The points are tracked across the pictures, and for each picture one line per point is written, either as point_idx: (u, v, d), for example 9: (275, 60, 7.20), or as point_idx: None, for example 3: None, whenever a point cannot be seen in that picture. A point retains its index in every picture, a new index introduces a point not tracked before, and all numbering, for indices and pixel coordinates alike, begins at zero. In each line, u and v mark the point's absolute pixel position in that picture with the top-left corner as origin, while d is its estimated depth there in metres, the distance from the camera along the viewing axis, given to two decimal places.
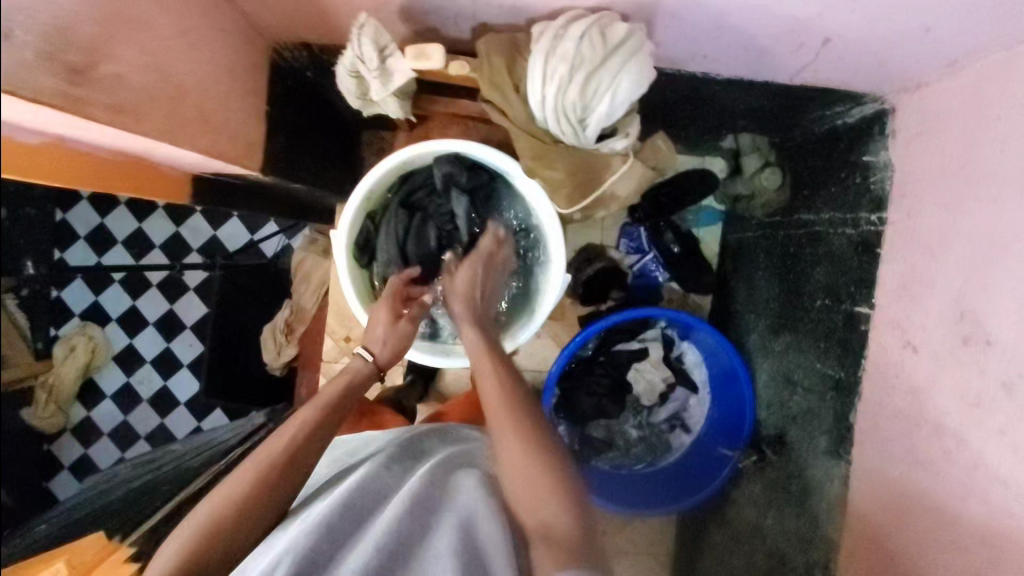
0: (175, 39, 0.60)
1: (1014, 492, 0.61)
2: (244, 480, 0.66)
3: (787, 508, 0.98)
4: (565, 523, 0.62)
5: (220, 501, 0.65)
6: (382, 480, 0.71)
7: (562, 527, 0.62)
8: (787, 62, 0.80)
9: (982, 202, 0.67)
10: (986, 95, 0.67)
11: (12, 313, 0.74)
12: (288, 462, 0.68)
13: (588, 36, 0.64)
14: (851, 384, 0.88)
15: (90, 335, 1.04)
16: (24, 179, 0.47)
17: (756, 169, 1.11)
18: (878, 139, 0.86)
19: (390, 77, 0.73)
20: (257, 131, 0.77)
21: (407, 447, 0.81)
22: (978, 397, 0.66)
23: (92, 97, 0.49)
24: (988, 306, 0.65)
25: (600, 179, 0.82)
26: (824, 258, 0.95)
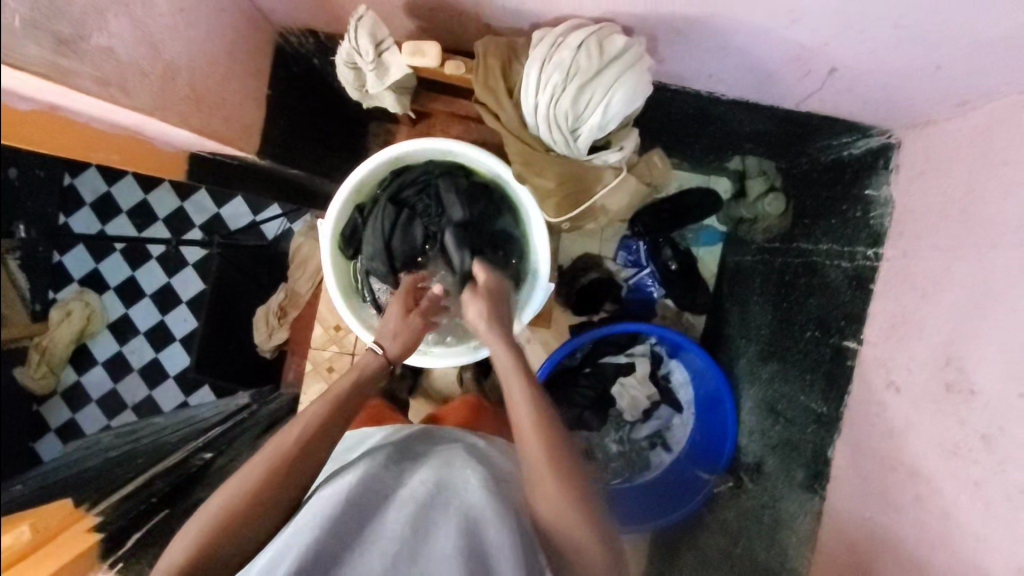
0: (171, 16, 0.60)
1: (985, 547, 0.60)
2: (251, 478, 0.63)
3: (760, 538, 0.97)
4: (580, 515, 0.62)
5: (228, 496, 0.63)
6: (382, 480, 0.71)
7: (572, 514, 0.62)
8: (793, 88, 0.79)
9: (978, 248, 0.65)
10: (992, 140, 0.66)
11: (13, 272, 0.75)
12: (295, 463, 0.65)
13: (585, 46, 0.64)
14: (834, 419, 0.86)
15: (86, 301, 0.97)
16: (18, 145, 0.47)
17: (761, 193, 1.10)
18: (881, 173, 0.84)
19: (387, 70, 0.72)
20: (252, 113, 0.77)
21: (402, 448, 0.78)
22: (956, 445, 0.65)
23: (78, 68, 0.49)
24: (974, 354, 0.64)
25: (591, 190, 0.82)
26: (818, 289, 0.94)
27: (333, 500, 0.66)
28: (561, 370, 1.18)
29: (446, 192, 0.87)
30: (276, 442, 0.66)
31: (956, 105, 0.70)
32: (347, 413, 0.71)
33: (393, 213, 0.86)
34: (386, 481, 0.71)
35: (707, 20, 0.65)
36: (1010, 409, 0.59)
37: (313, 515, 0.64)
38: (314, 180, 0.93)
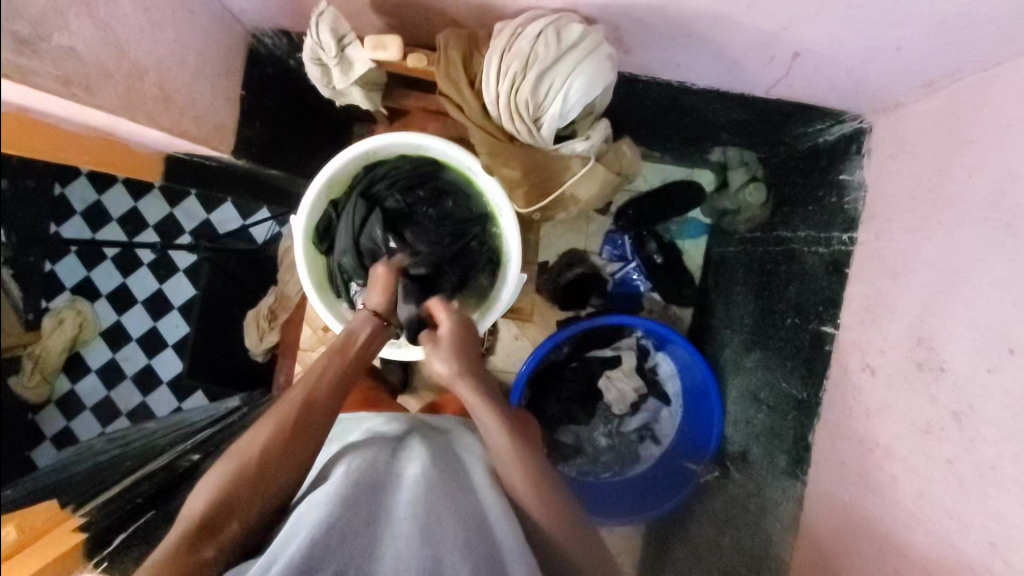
0: (135, 16, 0.61)
1: (958, 524, 0.60)
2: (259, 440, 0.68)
3: (745, 528, 0.97)
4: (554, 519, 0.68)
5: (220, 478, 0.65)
6: (392, 465, 0.69)
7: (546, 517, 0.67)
8: (761, 75, 0.79)
9: (947, 228, 0.66)
10: (958, 119, 0.66)
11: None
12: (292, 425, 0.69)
13: (543, 36, 0.65)
14: (814, 405, 0.87)
15: (78, 309, 0.88)
16: None
17: (742, 183, 1.11)
18: (854, 157, 0.85)
19: (351, 66, 0.74)
20: (224, 112, 0.78)
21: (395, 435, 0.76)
22: (928, 423, 0.65)
23: (41, 68, 0.50)
24: (944, 333, 0.64)
25: (558, 179, 0.82)
26: (797, 276, 0.95)
27: (339, 487, 0.65)
28: (547, 365, 1.19)
29: (415, 194, 0.90)
30: (280, 406, 0.71)
31: (921, 86, 0.71)
32: (342, 380, 0.75)
33: (363, 210, 0.88)
34: (395, 466, 0.69)
35: (669, 9, 0.66)
36: (979, 385, 0.59)
37: (319, 502, 0.63)
38: (292, 181, 0.95)
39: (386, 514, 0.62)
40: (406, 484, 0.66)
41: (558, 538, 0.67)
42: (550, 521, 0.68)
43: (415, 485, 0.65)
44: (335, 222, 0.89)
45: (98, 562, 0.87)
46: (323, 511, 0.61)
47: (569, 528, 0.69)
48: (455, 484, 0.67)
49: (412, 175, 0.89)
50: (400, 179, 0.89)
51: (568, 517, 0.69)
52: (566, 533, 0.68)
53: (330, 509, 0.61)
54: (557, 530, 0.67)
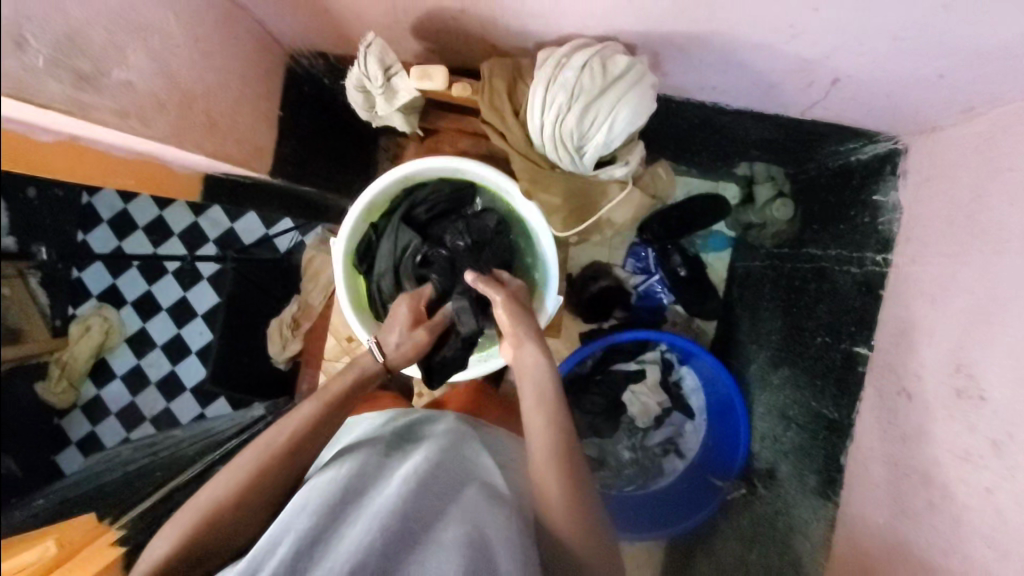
0: (187, 47, 0.62)
1: (996, 554, 0.59)
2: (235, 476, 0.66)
3: (773, 545, 0.97)
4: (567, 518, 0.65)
5: (231, 475, 0.66)
6: (381, 465, 0.70)
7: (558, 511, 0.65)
8: (797, 98, 0.79)
9: (987, 255, 0.65)
10: (999, 146, 0.66)
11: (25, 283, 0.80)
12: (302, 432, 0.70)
13: (589, 66, 0.65)
14: (846, 426, 0.86)
15: (104, 316, 1.06)
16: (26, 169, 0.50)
17: (769, 198, 1.11)
18: (889, 179, 0.84)
19: (396, 94, 0.75)
20: (265, 134, 0.79)
21: (403, 434, 0.78)
22: (967, 451, 0.65)
23: (97, 102, 0.51)
24: (984, 361, 0.64)
25: (596, 205, 0.84)
26: (828, 295, 0.94)
27: (329, 486, 0.65)
28: (573, 377, 1.18)
29: (451, 218, 0.90)
30: (256, 445, 0.68)
31: (959, 111, 0.70)
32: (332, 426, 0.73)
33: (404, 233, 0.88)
34: (385, 466, 0.70)
35: (707, 37, 0.66)
36: (1018, 415, 0.59)
37: (310, 501, 0.63)
38: (325, 197, 0.96)
39: (373, 507, 0.62)
40: (394, 481, 0.66)
41: (573, 540, 0.64)
42: (567, 522, 0.65)
43: (403, 481, 0.65)
44: (376, 246, 0.89)
45: None
46: (312, 509, 0.61)
47: (589, 533, 0.65)
48: (445, 481, 0.67)
49: (450, 198, 0.90)
50: (438, 202, 0.90)
51: (589, 519, 0.66)
52: (586, 535, 0.65)
53: (318, 507, 0.61)
54: (573, 533, 0.64)
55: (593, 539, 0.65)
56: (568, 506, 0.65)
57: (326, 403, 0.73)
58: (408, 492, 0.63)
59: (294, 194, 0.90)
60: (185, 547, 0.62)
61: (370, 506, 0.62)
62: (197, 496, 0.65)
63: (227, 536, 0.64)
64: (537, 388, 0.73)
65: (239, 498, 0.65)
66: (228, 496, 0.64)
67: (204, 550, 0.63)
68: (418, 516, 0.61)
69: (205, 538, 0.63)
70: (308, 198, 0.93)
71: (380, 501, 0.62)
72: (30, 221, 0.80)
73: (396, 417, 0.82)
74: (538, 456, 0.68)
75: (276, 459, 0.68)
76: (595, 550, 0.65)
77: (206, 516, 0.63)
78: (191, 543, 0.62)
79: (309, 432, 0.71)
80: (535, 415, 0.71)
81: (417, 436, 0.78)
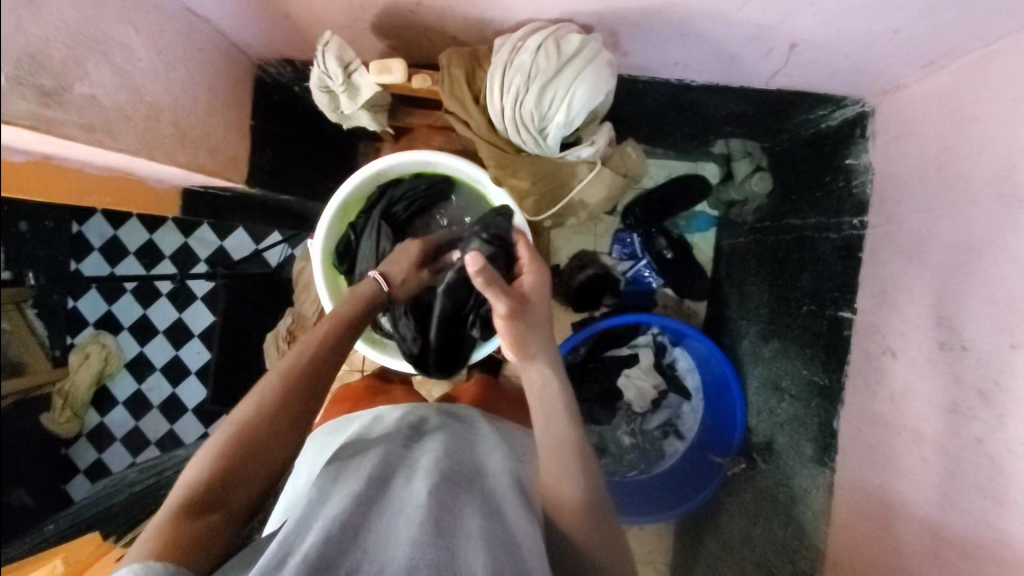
0: (151, 60, 0.62)
1: (990, 502, 0.59)
2: (262, 405, 0.65)
3: (775, 517, 0.97)
4: (574, 520, 0.64)
5: (218, 449, 0.61)
6: (401, 457, 0.69)
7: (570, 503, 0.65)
8: (759, 67, 0.80)
9: (960, 205, 0.66)
10: (963, 96, 0.66)
11: (27, 318, 0.90)
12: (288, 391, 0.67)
13: (543, 48, 0.66)
14: (836, 391, 0.86)
15: (103, 343, 1.16)
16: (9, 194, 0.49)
17: (747, 174, 1.11)
18: (859, 141, 0.85)
19: (358, 91, 0.76)
20: (237, 145, 0.80)
21: (415, 429, 0.77)
22: (954, 402, 0.64)
23: (63, 118, 0.51)
24: (965, 312, 0.64)
25: (568, 186, 0.86)
26: (810, 263, 0.94)
27: (354, 478, 0.64)
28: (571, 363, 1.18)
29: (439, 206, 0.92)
30: (278, 371, 0.69)
31: (922, 66, 0.71)
32: (335, 358, 0.74)
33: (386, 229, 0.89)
34: (404, 457, 0.69)
35: (665, 11, 0.66)
36: (1002, 361, 0.59)
37: (337, 492, 0.62)
38: (303, 204, 0.98)
39: (398, 500, 0.61)
40: (417, 473, 0.65)
41: (575, 531, 0.63)
42: (579, 519, 0.64)
43: (427, 473, 0.64)
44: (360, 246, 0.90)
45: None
46: (339, 500, 0.60)
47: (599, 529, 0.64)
48: (459, 474, 0.66)
49: (427, 194, 0.91)
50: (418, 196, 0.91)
51: (597, 511, 0.65)
52: (592, 531, 0.63)
53: (346, 497, 0.60)
54: (577, 525, 0.63)
55: (600, 533, 0.64)
56: (579, 502, 0.64)
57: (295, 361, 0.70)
58: (434, 484, 0.62)
59: (271, 202, 0.93)
60: (179, 527, 0.54)
61: (395, 498, 0.61)
62: (224, 426, 0.64)
63: (258, 468, 0.62)
64: (549, 389, 0.72)
65: (270, 421, 0.64)
66: (259, 420, 0.64)
67: (236, 479, 0.60)
68: (443, 508, 0.59)
69: (197, 517, 0.56)
70: (285, 205, 0.96)
71: (404, 493, 0.62)
72: (20, 250, 0.80)
73: (409, 413, 0.82)
74: (546, 449, 0.68)
75: (295, 383, 0.68)
76: (601, 548, 0.63)
77: (237, 440, 0.62)
78: (222, 470, 0.60)
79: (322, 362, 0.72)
80: (550, 423, 0.70)
81: (429, 428, 0.78)
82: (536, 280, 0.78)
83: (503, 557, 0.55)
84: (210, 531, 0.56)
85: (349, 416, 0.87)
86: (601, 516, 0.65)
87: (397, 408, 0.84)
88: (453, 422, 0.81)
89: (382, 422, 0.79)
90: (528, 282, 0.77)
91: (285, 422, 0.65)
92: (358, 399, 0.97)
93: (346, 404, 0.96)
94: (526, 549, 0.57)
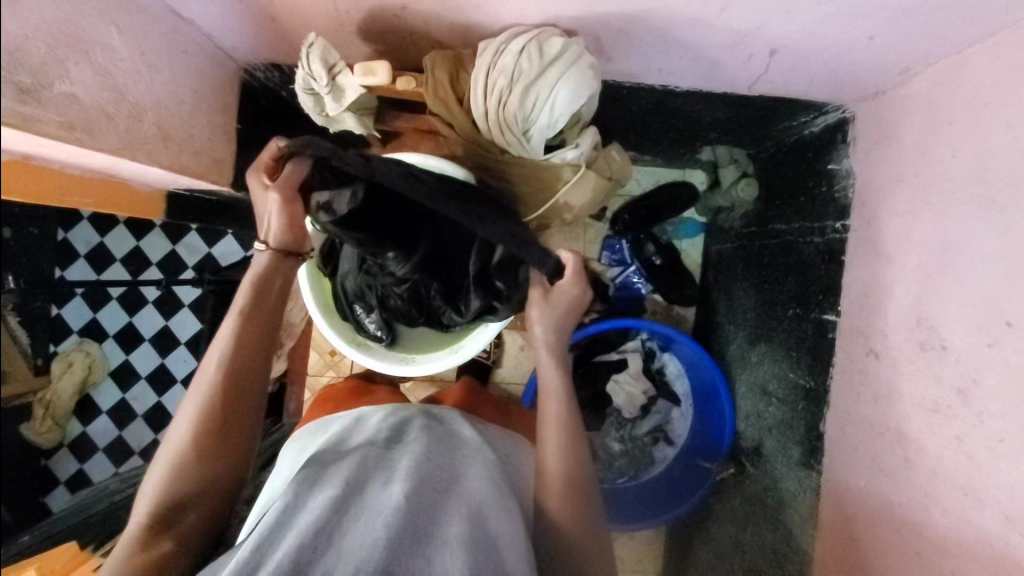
0: (133, 61, 0.62)
1: (971, 501, 0.59)
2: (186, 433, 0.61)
3: (764, 522, 0.96)
4: (559, 504, 0.67)
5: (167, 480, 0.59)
6: (381, 458, 0.68)
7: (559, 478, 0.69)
8: (739, 74, 0.81)
9: (936, 207, 0.67)
10: (938, 101, 0.68)
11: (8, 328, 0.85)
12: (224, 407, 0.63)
13: (526, 51, 0.67)
14: (822, 393, 0.86)
15: (87, 351, 1.14)
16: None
17: (733, 180, 1.14)
18: (841, 146, 0.86)
19: (343, 92, 0.77)
20: (222, 149, 0.81)
21: (397, 428, 0.77)
22: (934, 402, 0.65)
23: (42, 115, 0.51)
24: (942, 312, 0.64)
25: (552, 189, 0.86)
26: (795, 267, 0.95)
27: (332, 480, 0.63)
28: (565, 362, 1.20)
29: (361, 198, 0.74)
30: (201, 385, 0.64)
31: (897, 74, 0.72)
32: (262, 350, 0.67)
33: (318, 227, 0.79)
34: (385, 458, 0.68)
35: (646, 17, 0.67)
36: (980, 359, 0.59)
37: (313, 499, 0.60)
38: None
39: (376, 503, 0.59)
40: (396, 475, 0.64)
41: (561, 517, 0.67)
42: (564, 505, 0.67)
43: (406, 476, 0.63)
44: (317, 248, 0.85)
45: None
46: (315, 505, 0.58)
47: (581, 516, 0.68)
48: (439, 476, 0.65)
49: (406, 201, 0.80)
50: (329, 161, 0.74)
51: (578, 492, 0.69)
52: (575, 515, 0.67)
53: (321, 504, 0.58)
54: (557, 503, 0.67)
55: (579, 513, 0.67)
56: (565, 479, 0.69)
57: (226, 367, 0.64)
58: (413, 488, 0.61)
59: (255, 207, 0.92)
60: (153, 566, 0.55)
61: (372, 500, 0.60)
62: (164, 450, 0.62)
63: (207, 490, 0.61)
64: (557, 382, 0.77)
65: (210, 437, 0.61)
66: (186, 444, 0.60)
67: (186, 505, 0.60)
68: (421, 514, 0.59)
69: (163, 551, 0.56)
70: None
71: (383, 496, 0.60)
72: (5, 259, 0.79)
73: (394, 413, 0.82)
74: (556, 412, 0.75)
75: (217, 400, 0.62)
76: (581, 526, 0.67)
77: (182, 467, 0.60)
78: (167, 500, 0.59)
79: (248, 369, 0.65)
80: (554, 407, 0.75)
81: (412, 427, 0.77)
82: (573, 287, 0.82)
83: (481, 560, 0.56)
84: (167, 559, 0.56)
85: (332, 416, 0.87)
86: (584, 498, 0.69)
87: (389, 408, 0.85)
88: (438, 425, 0.80)
89: (365, 423, 0.79)
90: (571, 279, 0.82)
91: (222, 441, 0.62)
92: (343, 398, 0.97)
93: (332, 402, 0.96)
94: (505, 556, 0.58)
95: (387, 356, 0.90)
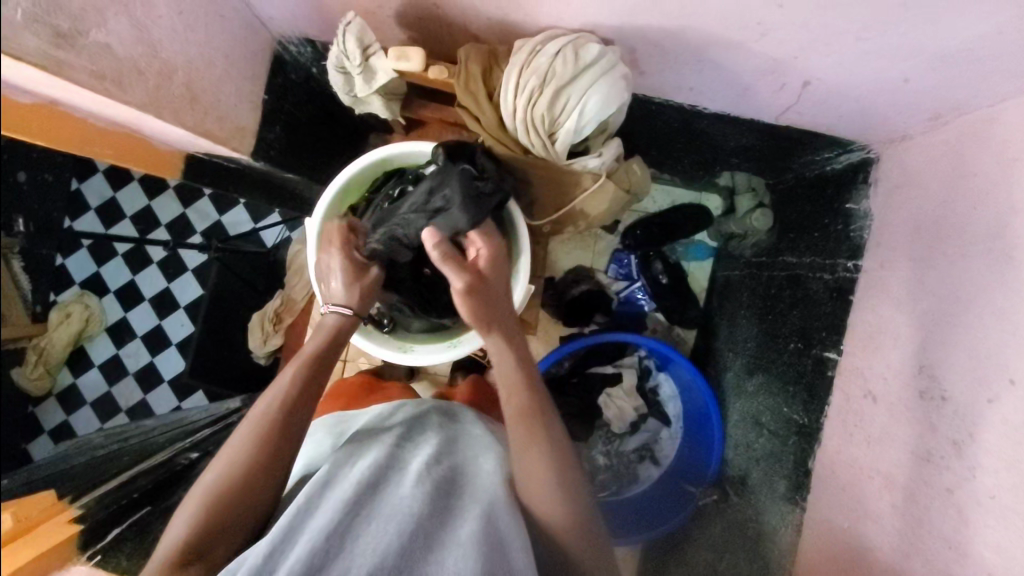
0: (171, 19, 0.63)
1: (954, 554, 0.59)
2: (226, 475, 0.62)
3: (742, 553, 0.95)
4: (579, 545, 0.65)
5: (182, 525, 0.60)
6: (393, 459, 0.69)
7: (558, 509, 0.65)
8: (770, 101, 0.81)
9: (949, 257, 0.67)
10: (964, 152, 0.67)
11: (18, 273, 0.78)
12: (250, 472, 0.63)
13: (562, 54, 0.68)
14: (814, 431, 0.86)
15: (85, 304, 0.93)
16: (9, 130, 0.50)
17: (749, 209, 1.11)
18: (862, 186, 0.86)
19: (373, 74, 0.77)
20: (251, 118, 0.81)
21: (413, 427, 0.79)
22: (928, 451, 0.64)
23: (72, 61, 0.52)
24: (946, 362, 0.64)
25: (572, 195, 0.90)
26: (801, 301, 0.95)
27: (346, 481, 0.64)
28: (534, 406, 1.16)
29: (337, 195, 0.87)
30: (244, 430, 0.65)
31: (927, 119, 0.72)
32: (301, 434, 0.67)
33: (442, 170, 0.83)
34: (396, 460, 0.69)
35: (683, 34, 0.68)
36: (979, 414, 0.59)
37: (326, 501, 0.61)
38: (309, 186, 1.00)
39: (389, 505, 0.60)
40: (407, 478, 0.65)
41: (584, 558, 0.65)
42: (582, 542, 0.66)
43: (417, 479, 0.64)
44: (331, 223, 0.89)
45: (89, 556, 0.86)
46: (329, 508, 0.59)
47: (594, 547, 0.66)
48: (451, 481, 0.66)
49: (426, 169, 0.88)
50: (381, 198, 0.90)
51: (589, 528, 0.67)
52: (559, 482, 0.66)
53: (334, 507, 0.59)
54: (559, 495, 0.66)
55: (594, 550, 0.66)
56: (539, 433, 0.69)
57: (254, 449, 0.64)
58: (424, 492, 0.62)
59: (277, 178, 0.92)
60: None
61: (385, 503, 0.61)
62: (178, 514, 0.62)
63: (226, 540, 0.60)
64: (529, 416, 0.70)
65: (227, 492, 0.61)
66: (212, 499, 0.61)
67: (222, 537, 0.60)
68: (432, 520, 0.59)
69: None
70: (290, 184, 0.96)
71: (395, 500, 0.61)
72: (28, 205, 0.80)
73: (399, 416, 0.82)
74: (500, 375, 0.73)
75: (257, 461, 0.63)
76: (558, 503, 0.65)
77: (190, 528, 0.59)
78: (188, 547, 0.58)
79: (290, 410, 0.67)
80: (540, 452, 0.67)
81: (427, 430, 0.78)
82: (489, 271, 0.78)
83: (492, 562, 0.56)
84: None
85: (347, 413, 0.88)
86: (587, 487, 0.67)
87: (390, 410, 0.85)
88: (450, 427, 0.81)
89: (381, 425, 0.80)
90: (482, 256, 0.78)
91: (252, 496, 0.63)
92: (354, 394, 0.98)
93: (346, 401, 0.95)
94: (514, 556, 0.58)
95: (386, 343, 0.89)
